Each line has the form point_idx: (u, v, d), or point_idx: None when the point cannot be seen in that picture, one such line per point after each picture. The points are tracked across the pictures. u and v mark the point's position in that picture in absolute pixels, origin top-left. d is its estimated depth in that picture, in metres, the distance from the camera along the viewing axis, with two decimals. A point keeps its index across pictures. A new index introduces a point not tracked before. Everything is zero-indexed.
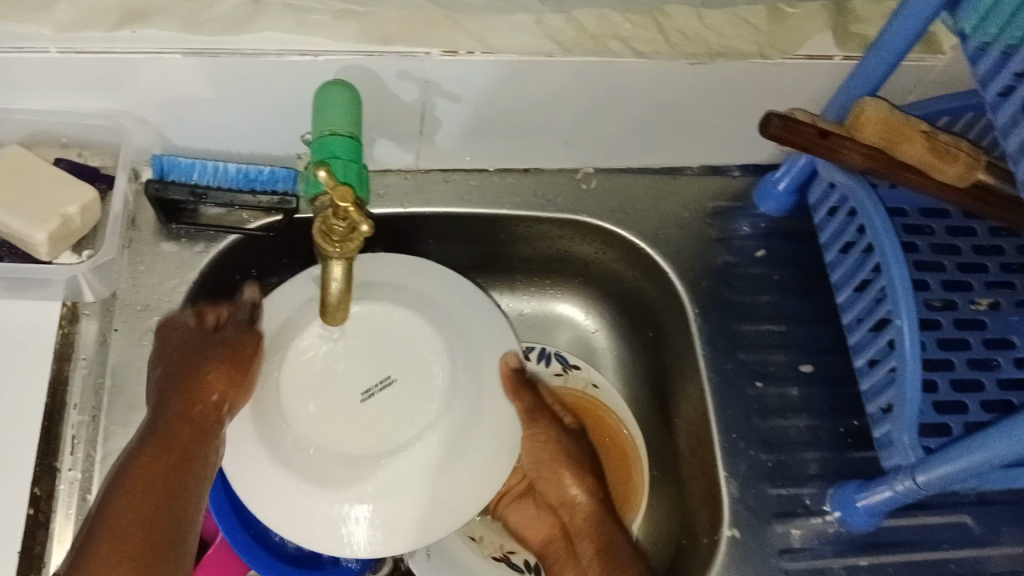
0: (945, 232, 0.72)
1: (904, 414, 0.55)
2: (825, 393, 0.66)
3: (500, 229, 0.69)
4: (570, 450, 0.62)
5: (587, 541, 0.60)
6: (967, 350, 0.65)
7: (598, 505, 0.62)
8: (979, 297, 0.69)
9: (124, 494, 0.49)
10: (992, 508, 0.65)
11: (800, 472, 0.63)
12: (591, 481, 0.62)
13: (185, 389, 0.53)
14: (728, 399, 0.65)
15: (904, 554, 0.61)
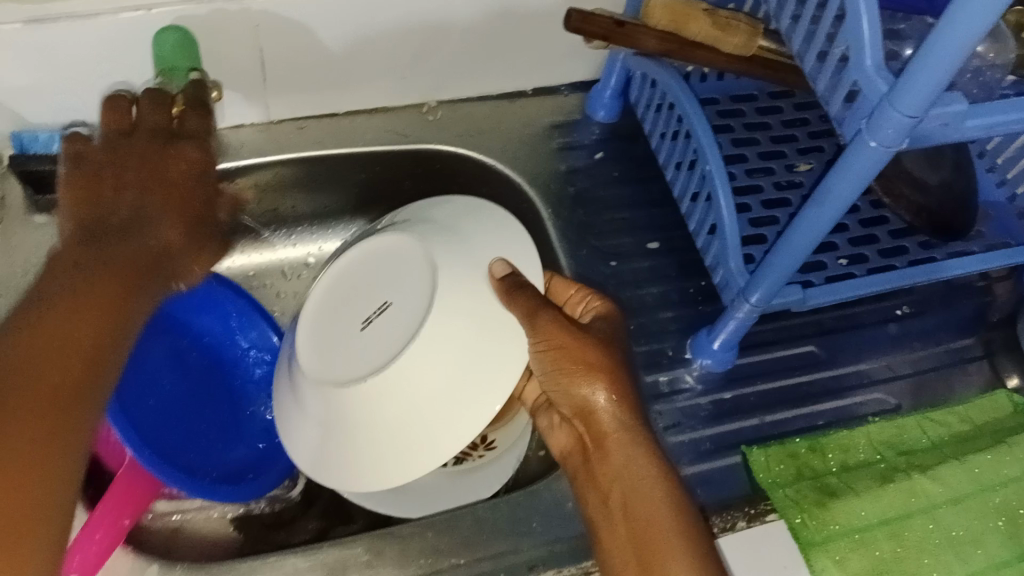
0: (756, 113, 0.81)
1: (731, 259, 0.64)
2: (673, 262, 0.75)
3: (358, 168, 0.74)
4: (594, 344, 0.54)
5: (618, 459, 0.53)
6: (787, 207, 0.74)
7: (627, 417, 0.54)
8: (793, 162, 0.78)
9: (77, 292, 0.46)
10: (833, 336, 0.73)
11: (658, 331, 0.71)
12: (623, 387, 0.54)
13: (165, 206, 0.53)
14: (587, 280, 0.72)
15: (760, 383, 0.69)
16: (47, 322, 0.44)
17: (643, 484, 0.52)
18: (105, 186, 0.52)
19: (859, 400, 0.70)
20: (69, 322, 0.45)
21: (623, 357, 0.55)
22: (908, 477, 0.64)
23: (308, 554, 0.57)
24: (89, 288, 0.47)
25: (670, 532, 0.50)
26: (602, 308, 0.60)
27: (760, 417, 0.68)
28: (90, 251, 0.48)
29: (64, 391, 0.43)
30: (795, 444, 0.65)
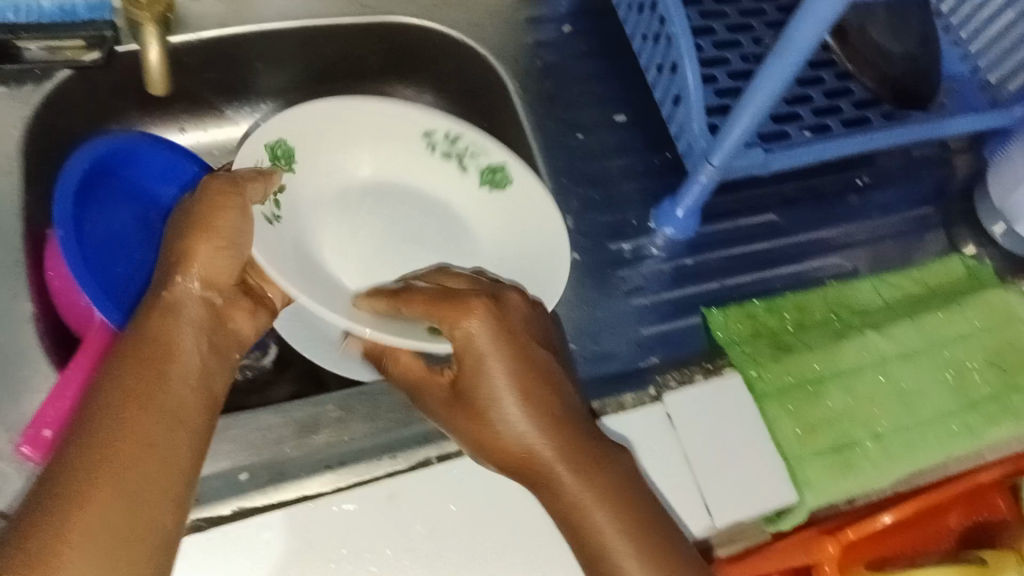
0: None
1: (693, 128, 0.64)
2: (638, 134, 0.74)
3: (322, 43, 0.73)
4: (468, 416, 0.53)
5: (555, 500, 0.52)
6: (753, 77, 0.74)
7: (553, 439, 0.52)
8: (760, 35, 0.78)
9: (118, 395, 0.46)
10: (796, 205, 0.74)
11: (624, 201, 0.71)
12: (538, 414, 0.52)
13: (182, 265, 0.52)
14: (552, 151, 0.72)
15: (722, 250, 0.71)
16: (117, 401, 0.46)
17: (586, 519, 0.51)
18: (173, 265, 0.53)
19: (817, 265, 0.71)
20: (125, 404, 0.46)
21: (528, 380, 0.52)
22: (861, 334, 0.66)
23: (280, 411, 0.59)
24: (130, 366, 0.48)
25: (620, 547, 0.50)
26: (471, 332, 0.52)
27: (720, 281, 0.69)
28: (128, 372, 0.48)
29: (138, 479, 0.45)
30: (753, 305, 0.67)
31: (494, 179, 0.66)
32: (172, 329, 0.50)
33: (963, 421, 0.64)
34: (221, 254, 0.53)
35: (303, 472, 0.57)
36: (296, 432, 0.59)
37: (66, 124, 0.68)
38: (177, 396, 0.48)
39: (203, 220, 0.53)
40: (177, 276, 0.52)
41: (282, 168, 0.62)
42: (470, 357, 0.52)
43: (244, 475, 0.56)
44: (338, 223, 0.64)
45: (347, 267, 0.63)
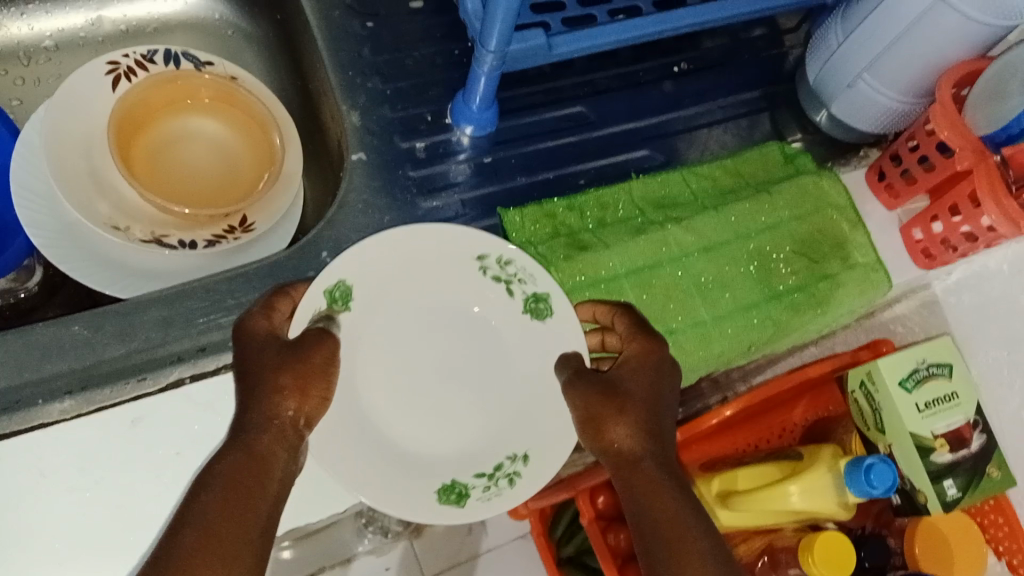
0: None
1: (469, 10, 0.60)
2: (437, 22, 0.69)
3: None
4: (636, 386, 0.49)
5: (645, 492, 0.46)
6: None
7: (650, 442, 0.48)
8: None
9: (197, 521, 0.42)
10: (606, 94, 0.70)
11: (419, 94, 0.66)
12: (634, 420, 0.48)
13: (297, 386, 0.47)
14: (340, 42, 0.66)
15: (526, 146, 0.66)
16: (202, 530, 0.41)
17: (665, 520, 0.45)
18: (289, 388, 0.47)
19: (624, 158, 0.67)
20: (222, 522, 0.42)
21: (643, 401, 0.49)
22: (662, 230, 0.63)
23: (18, 334, 0.53)
24: (229, 485, 0.43)
25: (696, 558, 0.44)
26: (636, 348, 0.52)
27: (522, 179, 0.65)
28: (229, 492, 0.43)
29: None
30: (554, 204, 0.64)
31: (537, 310, 0.56)
32: (272, 451, 0.45)
33: (765, 313, 0.62)
34: (323, 402, 0.48)
35: (40, 399, 0.52)
36: (40, 355, 0.53)
37: None
38: (266, 520, 0.44)
39: (297, 380, 0.47)
40: (279, 403, 0.46)
41: (341, 313, 0.53)
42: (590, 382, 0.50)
43: None
44: (385, 343, 0.55)
45: (382, 397, 0.54)
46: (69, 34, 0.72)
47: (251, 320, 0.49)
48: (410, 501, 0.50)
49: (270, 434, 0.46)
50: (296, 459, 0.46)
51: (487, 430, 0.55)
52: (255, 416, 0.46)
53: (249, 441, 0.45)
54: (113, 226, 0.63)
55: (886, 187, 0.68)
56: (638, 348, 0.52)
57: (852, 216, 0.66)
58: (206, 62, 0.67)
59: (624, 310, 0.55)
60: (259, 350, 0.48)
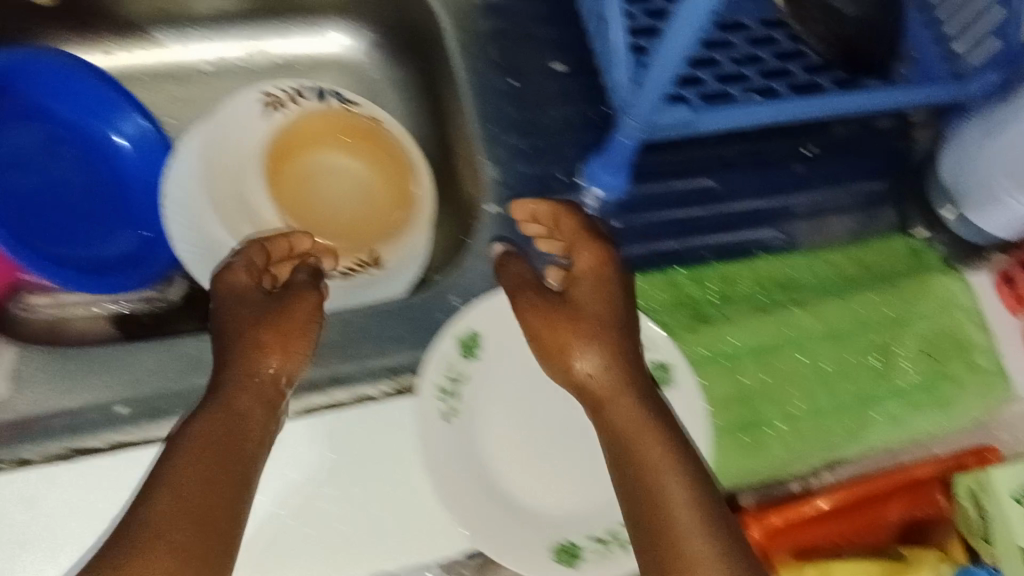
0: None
1: (620, 79, 0.60)
2: (578, 84, 0.70)
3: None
4: (590, 314, 0.54)
5: (616, 418, 0.50)
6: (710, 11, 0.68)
7: (615, 370, 0.51)
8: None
9: (178, 476, 0.44)
10: (736, 169, 0.70)
11: (553, 152, 0.68)
12: (598, 344, 0.52)
13: (276, 334, 0.53)
14: (485, 96, 0.68)
15: (653, 214, 0.67)
16: (181, 485, 0.43)
17: (648, 457, 0.47)
18: (272, 344, 0.52)
19: (748, 236, 0.68)
20: (214, 454, 0.45)
21: (590, 320, 0.54)
22: (786, 311, 0.63)
23: (164, 344, 0.57)
24: (203, 446, 0.46)
25: (672, 486, 0.46)
26: (590, 258, 0.56)
27: (645, 246, 0.66)
28: (207, 450, 0.45)
29: (206, 542, 0.42)
30: (677, 273, 0.64)
31: (661, 376, 0.57)
32: (250, 408, 0.49)
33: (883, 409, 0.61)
34: (297, 357, 0.53)
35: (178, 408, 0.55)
36: (181, 368, 0.56)
37: None
38: (242, 480, 0.46)
39: (281, 322, 0.53)
40: (261, 362, 0.52)
41: (471, 361, 0.56)
42: (545, 309, 0.55)
43: (121, 408, 0.55)
44: (508, 393, 0.57)
45: (503, 446, 0.55)
46: (225, 62, 0.75)
47: (233, 273, 0.55)
48: (522, 552, 0.51)
49: (246, 397, 0.50)
50: (265, 418, 0.50)
51: (602, 492, 0.55)
52: (228, 365, 0.51)
53: (224, 400, 0.49)
54: (255, 250, 0.65)
55: (1013, 294, 0.67)
56: (587, 266, 0.56)
57: (977, 319, 0.66)
58: (352, 100, 0.70)
59: (570, 211, 0.58)
60: (232, 300, 0.54)
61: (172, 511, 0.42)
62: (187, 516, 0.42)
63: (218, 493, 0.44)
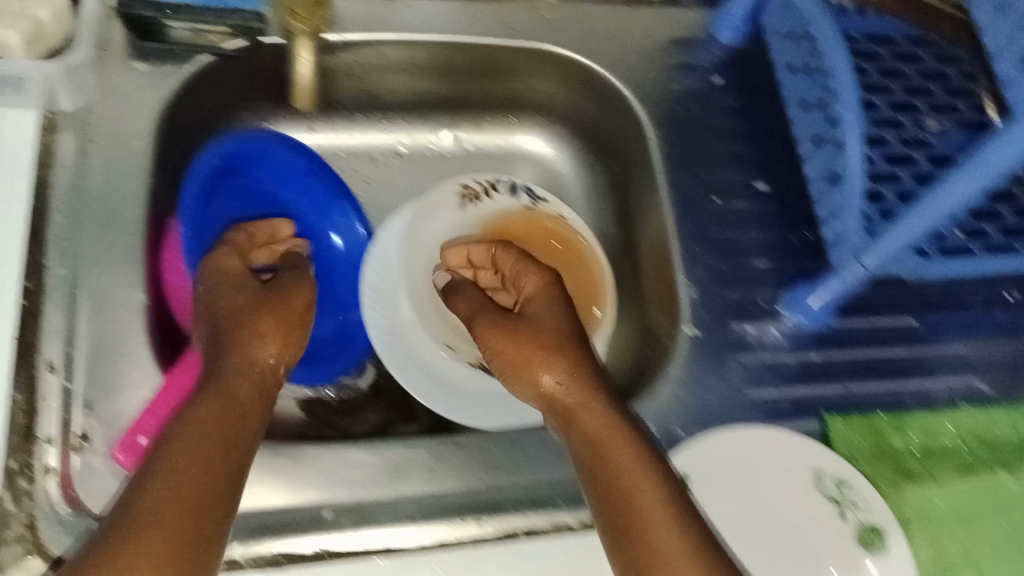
0: (909, 42, 0.72)
1: (851, 221, 0.59)
2: (779, 208, 0.68)
3: (456, 57, 0.70)
4: (542, 331, 0.54)
5: (586, 424, 0.49)
6: (926, 150, 0.67)
7: (581, 387, 0.51)
8: (938, 103, 0.70)
9: (167, 455, 0.43)
10: (936, 310, 0.68)
11: (753, 277, 0.66)
12: (560, 362, 0.52)
13: (239, 332, 0.54)
14: (686, 212, 0.67)
15: (851, 351, 0.66)
16: (175, 462, 0.43)
17: (619, 459, 0.46)
18: (244, 327, 0.54)
19: (948, 384, 0.66)
20: (211, 438, 0.46)
21: (550, 333, 0.53)
22: (991, 473, 0.62)
23: (371, 448, 0.56)
24: (194, 431, 0.45)
25: (652, 489, 0.45)
26: (533, 284, 0.58)
27: (845, 386, 0.64)
28: (199, 419, 0.46)
29: (197, 519, 0.41)
30: (878, 418, 0.63)
31: (870, 542, 0.54)
32: (236, 393, 0.50)
33: None
34: (291, 340, 0.56)
35: (383, 517, 0.54)
36: (388, 475, 0.56)
37: (199, 106, 0.67)
38: (236, 470, 0.46)
39: (286, 318, 0.56)
40: (258, 349, 0.54)
41: None
42: (506, 339, 0.54)
43: (327, 513, 0.54)
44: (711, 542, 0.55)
45: None
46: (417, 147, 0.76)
47: (224, 257, 0.59)
48: None
49: (243, 385, 0.51)
50: (256, 404, 0.50)
51: None
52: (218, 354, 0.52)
53: (218, 379, 0.50)
54: (447, 345, 0.64)
55: None
56: (536, 283, 0.58)
57: None
58: (541, 197, 0.71)
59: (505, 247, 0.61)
60: (212, 285, 0.57)
61: (164, 486, 0.42)
62: (180, 480, 0.42)
63: (215, 470, 0.44)
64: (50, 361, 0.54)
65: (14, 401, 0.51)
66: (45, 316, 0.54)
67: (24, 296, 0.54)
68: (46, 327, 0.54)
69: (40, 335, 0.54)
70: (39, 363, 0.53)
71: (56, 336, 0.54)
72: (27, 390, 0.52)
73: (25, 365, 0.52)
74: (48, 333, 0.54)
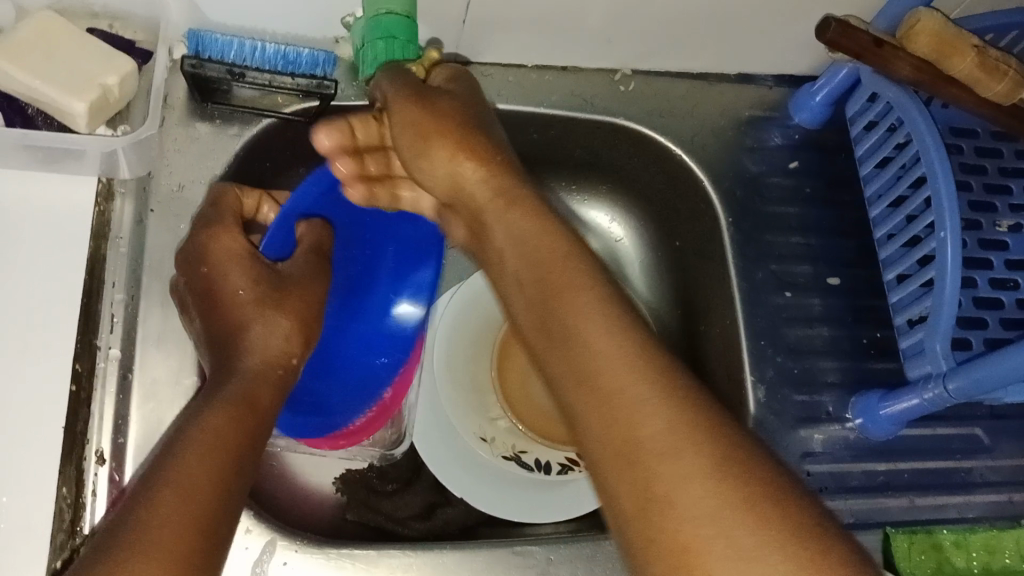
0: (990, 136, 0.72)
1: (940, 324, 0.55)
2: (850, 305, 0.67)
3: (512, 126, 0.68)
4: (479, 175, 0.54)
5: (573, 304, 0.46)
6: (1003, 253, 0.67)
7: (517, 231, 0.51)
8: (1017, 202, 0.69)
9: (199, 432, 0.43)
10: (1003, 420, 0.67)
11: (820, 380, 0.65)
12: (471, 154, 0.53)
13: (281, 300, 0.53)
14: (755, 306, 0.65)
15: (917, 462, 0.64)
16: (197, 445, 0.42)
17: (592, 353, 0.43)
18: (294, 294, 0.54)
19: (1013, 499, 0.64)
20: (216, 436, 0.43)
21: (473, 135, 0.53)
22: None
23: (430, 557, 0.56)
24: (218, 424, 0.44)
25: (643, 397, 0.41)
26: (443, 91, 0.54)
27: (910, 499, 0.63)
28: (228, 416, 0.45)
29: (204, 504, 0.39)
30: (942, 535, 0.61)
31: None
32: (252, 389, 0.48)
33: None
34: (312, 308, 0.54)
35: None
36: None
37: (261, 168, 0.64)
38: (246, 468, 0.43)
39: (290, 284, 0.54)
40: (271, 324, 0.52)
41: None
42: (450, 112, 0.53)
43: None
44: None
45: None
46: None
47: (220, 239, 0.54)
48: None
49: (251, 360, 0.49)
50: (274, 381, 0.49)
51: None
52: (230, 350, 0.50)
53: (227, 380, 0.47)
54: (482, 437, 0.65)
55: None
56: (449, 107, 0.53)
57: None
58: None
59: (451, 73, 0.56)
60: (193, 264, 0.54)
61: (184, 455, 0.41)
62: (201, 460, 0.41)
63: (227, 448, 0.43)
64: (101, 451, 0.53)
65: (60, 496, 0.51)
66: (98, 404, 0.54)
67: (74, 382, 0.53)
68: (99, 415, 0.54)
69: (90, 426, 0.53)
70: (88, 447, 0.53)
71: (106, 429, 0.54)
72: (75, 484, 0.52)
73: (72, 459, 0.52)
74: (100, 423, 0.54)
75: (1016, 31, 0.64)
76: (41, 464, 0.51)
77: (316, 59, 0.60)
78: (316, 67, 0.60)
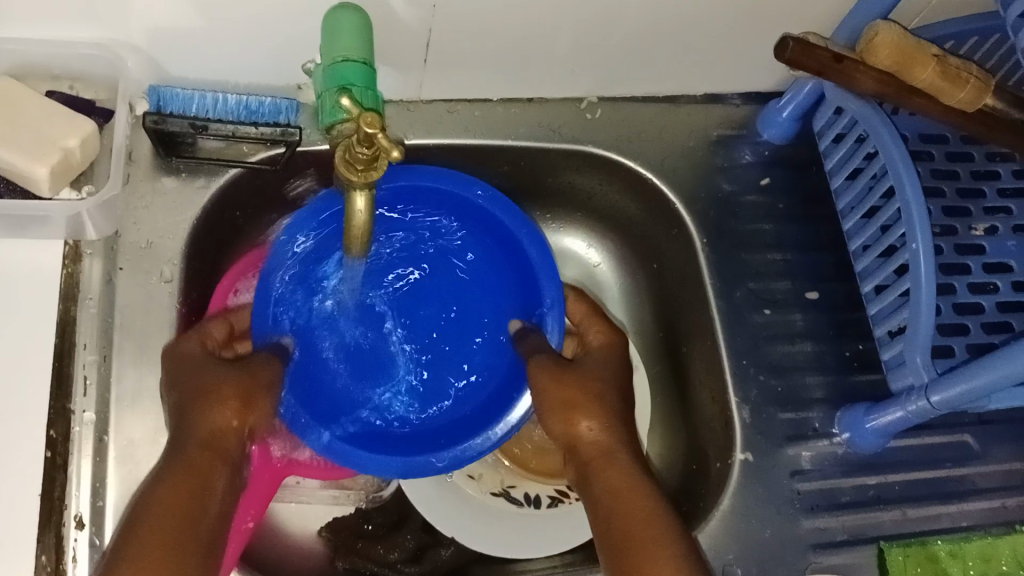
0: (960, 141, 0.72)
1: (920, 333, 0.55)
2: (830, 319, 0.67)
3: (482, 159, 0.67)
4: (585, 382, 0.57)
5: (603, 471, 0.52)
6: (980, 256, 0.66)
7: (615, 434, 0.55)
8: (991, 205, 0.69)
9: (154, 505, 0.46)
10: (991, 425, 0.66)
11: (805, 397, 0.64)
12: (597, 409, 0.55)
13: (233, 378, 0.53)
14: (736, 325, 0.65)
15: (907, 473, 0.63)
16: (161, 508, 0.45)
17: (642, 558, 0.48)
18: (246, 385, 0.53)
19: (1006, 504, 0.64)
20: (168, 528, 0.45)
21: (599, 386, 0.57)
22: None
23: None
24: (177, 484, 0.47)
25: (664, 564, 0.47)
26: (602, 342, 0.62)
27: (903, 511, 0.62)
28: (187, 482, 0.47)
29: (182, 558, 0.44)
30: (936, 546, 0.61)
31: None
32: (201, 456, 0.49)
33: None
34: (266, 396, 0.54)
35: None
36: None
37: (231, 219, 0.64)
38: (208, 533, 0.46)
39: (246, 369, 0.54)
40: (221, 413, 0.51)
41: None
42: (572, 378, 0.56)
43: None
44: None
45: None
46: None
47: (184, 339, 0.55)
48: None
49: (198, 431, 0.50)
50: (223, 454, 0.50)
51: None
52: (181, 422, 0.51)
53: (179, 449, 0.49)
54: (469, 474, 0.66)
55: None
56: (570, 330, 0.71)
57: None
58: None
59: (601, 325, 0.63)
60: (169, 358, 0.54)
61: (144, 529, 0.44)
62: (160, 532, 0.45)
63: (189, 514, 0.46)
64: (80, 516, 0.53)
65: (40, 565, 0.50)
66: (75, 468, 0.53)
67: (49, 448, 0.52)
68: (76, 477, 0.53)
69: (67, 491, 0.53)
70: (67, 512, 0.52)
71: (84, 492, 0.53)
72: (55, 551, 0.51)
73: (51, 526, 0.51)
74: (77, 486, 0.53)
75: (976, 37, 0.64)
76: (16, 534, 0.50)
77: (279, 108, 0.59)
78: (281, 115, 0.59)
